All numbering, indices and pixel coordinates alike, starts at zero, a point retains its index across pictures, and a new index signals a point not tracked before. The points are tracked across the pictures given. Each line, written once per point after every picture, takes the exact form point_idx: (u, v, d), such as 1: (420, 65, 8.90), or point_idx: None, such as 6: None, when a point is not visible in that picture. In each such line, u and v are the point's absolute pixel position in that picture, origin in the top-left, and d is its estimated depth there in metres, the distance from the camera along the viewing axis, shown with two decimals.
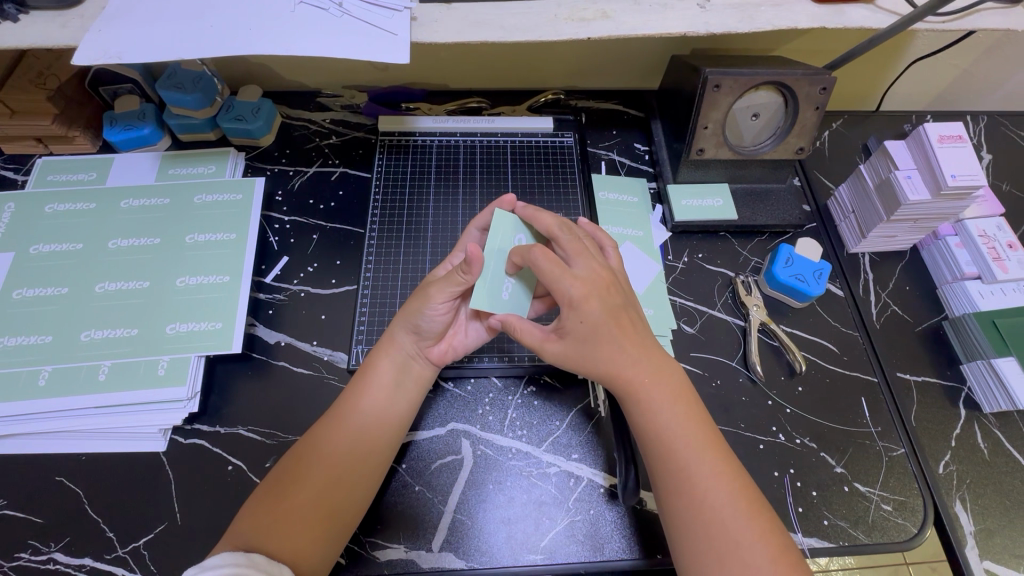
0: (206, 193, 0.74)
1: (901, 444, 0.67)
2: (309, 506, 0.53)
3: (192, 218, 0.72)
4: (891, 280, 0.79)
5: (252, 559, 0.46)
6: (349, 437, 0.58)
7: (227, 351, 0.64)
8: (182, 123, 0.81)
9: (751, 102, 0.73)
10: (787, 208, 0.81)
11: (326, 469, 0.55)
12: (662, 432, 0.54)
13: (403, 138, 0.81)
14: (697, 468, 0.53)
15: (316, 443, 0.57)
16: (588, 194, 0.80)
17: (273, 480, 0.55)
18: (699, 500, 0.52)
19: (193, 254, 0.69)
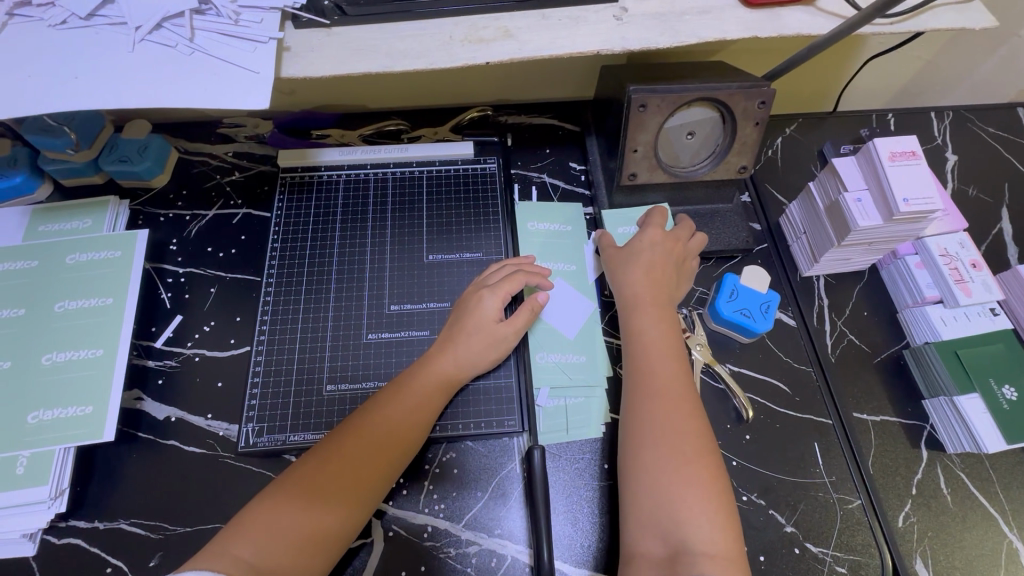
0: (80, 251, 0.66)
1: (857, 495, 0.61)
2: (326, 519, 0.49)
3: (63, 282, 0.64)
4: (848, 305, 0.72)
5: None
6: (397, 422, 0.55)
7: (97, 441, 0.57)
8: (59, 168, 0.72)
9: (685, 120, 0.65)
10: (734, 230, 0.74)
11: (366, 451, 0.53)
12: (664, 394, 0.56)
13: (306, 173, 0.73)
14: (678, 436, 0.53)
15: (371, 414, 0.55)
16: (515, 226, 0.72)
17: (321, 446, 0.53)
18: (677, 483, 0.51)
19: (63, 326, 0.62)
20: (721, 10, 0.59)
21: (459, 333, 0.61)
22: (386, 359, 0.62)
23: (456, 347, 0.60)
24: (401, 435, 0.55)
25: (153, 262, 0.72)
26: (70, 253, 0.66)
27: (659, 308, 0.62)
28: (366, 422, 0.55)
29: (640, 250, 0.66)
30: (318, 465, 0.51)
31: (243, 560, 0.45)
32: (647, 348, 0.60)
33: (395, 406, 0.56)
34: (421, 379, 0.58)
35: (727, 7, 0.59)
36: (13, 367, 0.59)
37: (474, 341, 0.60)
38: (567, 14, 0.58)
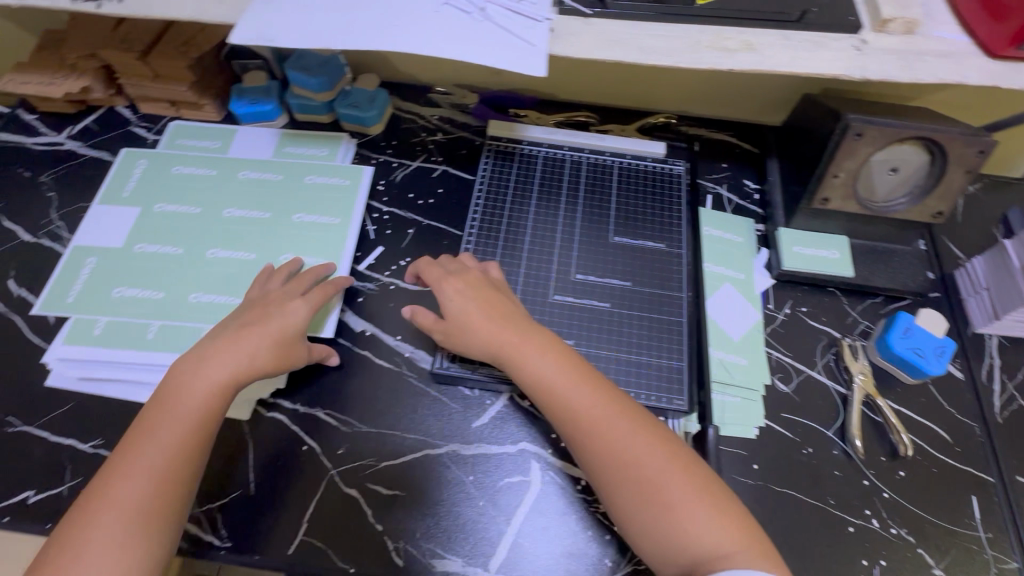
0: (317, 175, 0.78)
1: (1014, 558, 0.60)
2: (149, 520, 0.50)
3: (300, 198, 0.75)
4: (1020, 370, 0.71)
5: None
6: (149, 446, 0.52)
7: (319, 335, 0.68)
8: (301, 103, 0.83)
9: (891, 156, 0.67)
10: (909, 273, 0.75)
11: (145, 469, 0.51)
12: (598, 429, 0.55)
13: (510, 144, 0.80)
14: (623, 460, 0.54)
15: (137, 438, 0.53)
16: (694, 226, 0.77)
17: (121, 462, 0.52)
18: (649, 502, 0.52)
19: (298, 235, 0.73)
20: (963, 57, 0.61)
21: (243, 322, 0.61)
22: (568, 322, 0.68)
23: (267, 327, 0.60)
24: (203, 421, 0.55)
25: None
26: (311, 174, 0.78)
27: (548, 347, 0.60)
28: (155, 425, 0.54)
29: (473, 308, 0.62)
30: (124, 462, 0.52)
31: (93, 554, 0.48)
32: (557, 387, 0.57)
33: (167, 406, 0.55)
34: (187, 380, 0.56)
35: (969, 55, 0.61)
36: (259, 257, 0.71)
37: (252, 339, 0.59)
38: (808, 37, 0.62)
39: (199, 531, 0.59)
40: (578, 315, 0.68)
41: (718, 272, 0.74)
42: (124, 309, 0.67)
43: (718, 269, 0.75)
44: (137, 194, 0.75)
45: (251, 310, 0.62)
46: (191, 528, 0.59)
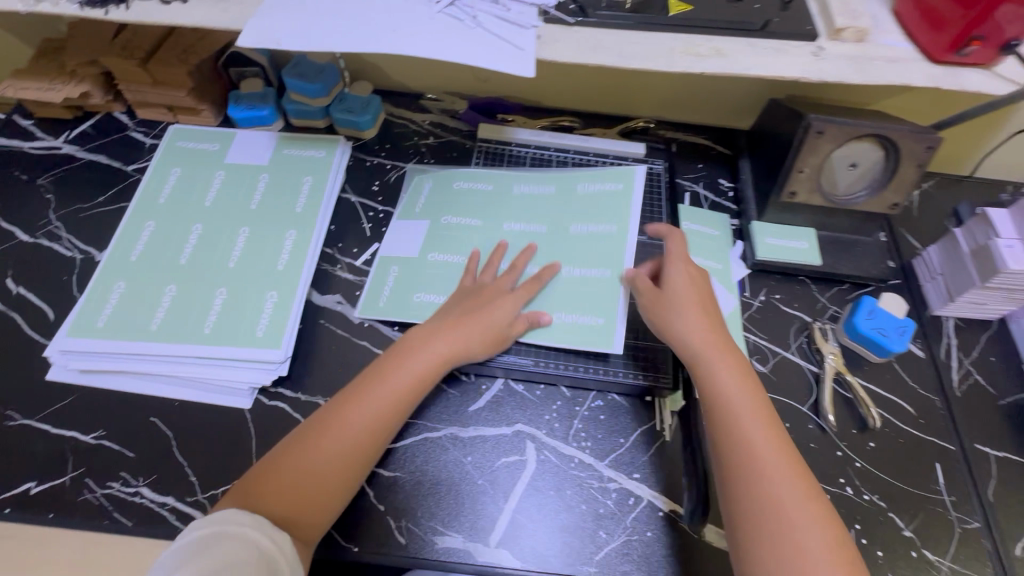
0: (526, 184, 0.82)
1: (976, 518, 0.65)
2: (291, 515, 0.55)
3: (289, 203, 0.76)
4: (975, 348, 0.77)
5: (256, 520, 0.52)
6: (331, 447, 0.58)
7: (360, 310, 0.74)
8: (298, 109, 0.87)
9: (850, 152, 0.73)
10: (871, 262, 0.80)
11: (297, 472, 0.56)
12: (760, 461, 0.56)
13: (499, 146, 0.86)
14: (779, 482, 0.55)
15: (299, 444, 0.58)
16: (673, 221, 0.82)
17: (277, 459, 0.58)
18: (772, 517, 0.53)
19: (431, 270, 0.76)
20: (908, 62, 0.67)
21: (468, 311, 0.68)
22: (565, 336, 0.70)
23: (467, 325, 0.66)
24: (392, 416, 0.61)
25: (359, 197, 0.85)
26: (298, 188, 0.78)
27: (730, 353, 0.64)
28: (348, 406, 0.60)
29: (689, 299, 0.67)
30: (311, 435, 0.59)
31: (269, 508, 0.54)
32: (706, 356, 0.63)
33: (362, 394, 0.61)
34: (387, 376, 0.62)
35: (914, 61, 0.67)
36: (252, 268, 0.70)
37: (450, 344, 0.65)
38: (771, 44, 0.68)
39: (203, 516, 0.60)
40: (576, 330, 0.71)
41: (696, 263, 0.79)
42: (124, 308, 0.67)
43: (697, 260, 0.80)
44: (139, 202, 0.75)
45: (465, 304, 0.69)
46: (195, 513, 0.60)
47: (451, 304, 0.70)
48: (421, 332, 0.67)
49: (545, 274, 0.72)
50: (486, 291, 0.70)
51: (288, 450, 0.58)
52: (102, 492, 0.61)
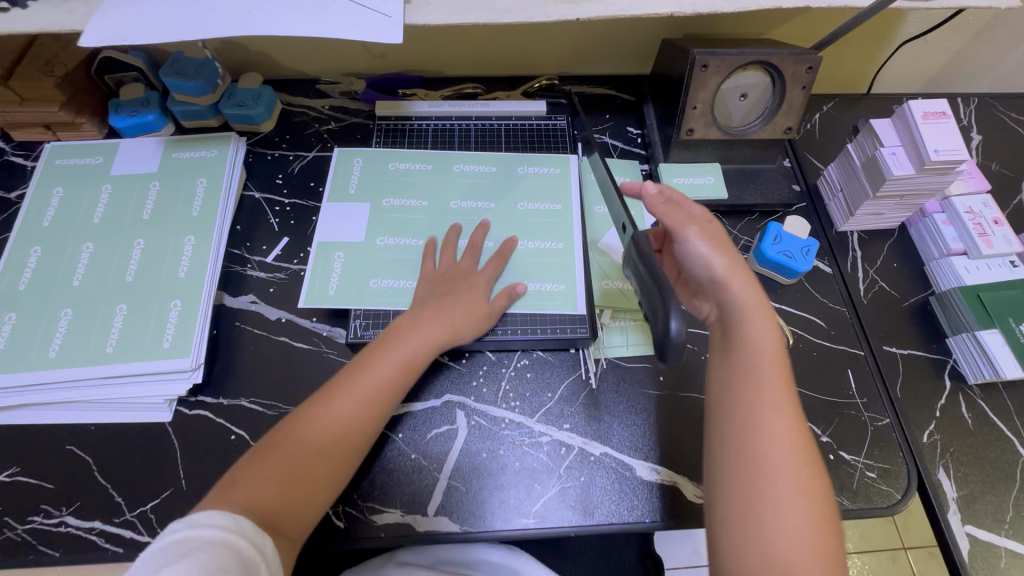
0: (465, 163, 0.82)
1: (886, 415, 0.69)
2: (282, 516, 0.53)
3: (185, 207, 0.74)
4: (878, 258, 0.80)
5: (241, 522, 0.49)
6: (317, 440, 0.57)
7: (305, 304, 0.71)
8: (185, 109, 0.83)
9: (739, 82, 0.74)
10: (776, 188, 0.83)
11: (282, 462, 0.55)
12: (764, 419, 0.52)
13: (400, 122, 0.86)
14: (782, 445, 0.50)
15: (290, 435, 0.57)
16: (582, 175, 0.82)
17: (262, 456, 0.55)
18: (764, 472, 0.49)
19: (385, 258, 0.75)
20: None
21: (442, 296, 0.68)
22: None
23: (442, 310, 0.66)
24: (374, 408, 0.60)
25: (263, 193, 0.82)
26: (192, 194, 0.75)
27: (745, 270, 0.59)
28: (330, 398, 0.59)
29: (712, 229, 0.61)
30: (293, 426, 0.57)
31: (239, 502, 0.52)
32: (718, 256, 0.59)
33: (352, 384, 0.61)
34: (368, 367, 0.62)
35: None
36: (153, 278, 0.68)
37: (435, 330, 0.65)
38: None
39: (133, 534, 0.59)
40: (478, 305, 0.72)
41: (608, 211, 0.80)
42: (22, 335, 0.64)
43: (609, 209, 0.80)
44: (26, 224, 0.71)
45: (440, 289, 0.69)
46: (124, 532, 0.59)
47: (423, 291, 0.69)
48: (401, 321, 0.66)
49: (507, 249, 0.73)
50: (453, 274, 0.70)
51: (280, 439, 0.56)
52: (23, 527, 0.59)
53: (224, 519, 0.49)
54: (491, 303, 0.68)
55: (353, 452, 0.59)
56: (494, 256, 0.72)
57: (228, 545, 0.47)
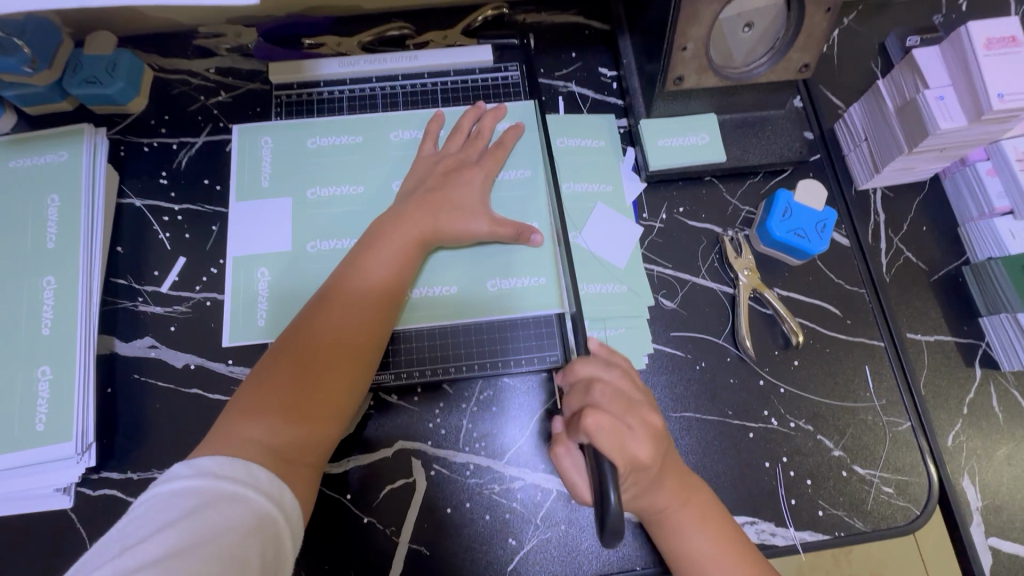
0: (398, 137, 0.66)
1: (907, 417, 0.60)
2: (317, 399, 0.48)
3: (36, 239, 0.58)
4: (906, 221, 0.66)
5: (252, 473, 0.42)
6: (346, 311, 0.52)
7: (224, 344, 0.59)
8: (21, 94, 0.62)
9: (743, 8, 0.56)
10: (786, 140, 0.66)
11: (312, 338, 0.50)
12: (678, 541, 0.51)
13: (304, 90, 0.67)
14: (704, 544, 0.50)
15: (319, 311, 0.52)
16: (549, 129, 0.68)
17: (292, 335, 0.50)
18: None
19: (313, 271, 0.60)
20: None
21: (432, 189, 0.59)
22: (420, 322, 0.60)
23: (431, 202, 0.58)
24: (374, 321, 0.53)
25: (144, 199, 0.64)
26: (41, 221, 0.58)
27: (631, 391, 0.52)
28: (328, 302, 0.52)
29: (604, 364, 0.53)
30: (285, 348, 0.49)
31: (248, 439, 0.44)
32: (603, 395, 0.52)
33: (374, 249, 0.55)
34: (348, 280, 0.53)
35: None
36: (11, 340, 0.55)
37: (447, 196, 0.59)
38: None
39: None
40: (431, 312, 0.60)
41: (576, 190, 0.65)
42: None
43: (576, 185, 0.65)
44: None
45: (429, 181, 0.60)
46: None
47: (403, 190, 0.60)
48: (383, 219, 0.58)
49: (510, 136, 0.64)
50: (449, 161, 0.61)
51: (310, 318, 0.51)
52: None
53: (216, 465, 0.41)
54: (490, 226, 0.59)
55: (380, 322, 0.53)
56: (494, 146, 0.63)
57: (239, 499, 0.40)
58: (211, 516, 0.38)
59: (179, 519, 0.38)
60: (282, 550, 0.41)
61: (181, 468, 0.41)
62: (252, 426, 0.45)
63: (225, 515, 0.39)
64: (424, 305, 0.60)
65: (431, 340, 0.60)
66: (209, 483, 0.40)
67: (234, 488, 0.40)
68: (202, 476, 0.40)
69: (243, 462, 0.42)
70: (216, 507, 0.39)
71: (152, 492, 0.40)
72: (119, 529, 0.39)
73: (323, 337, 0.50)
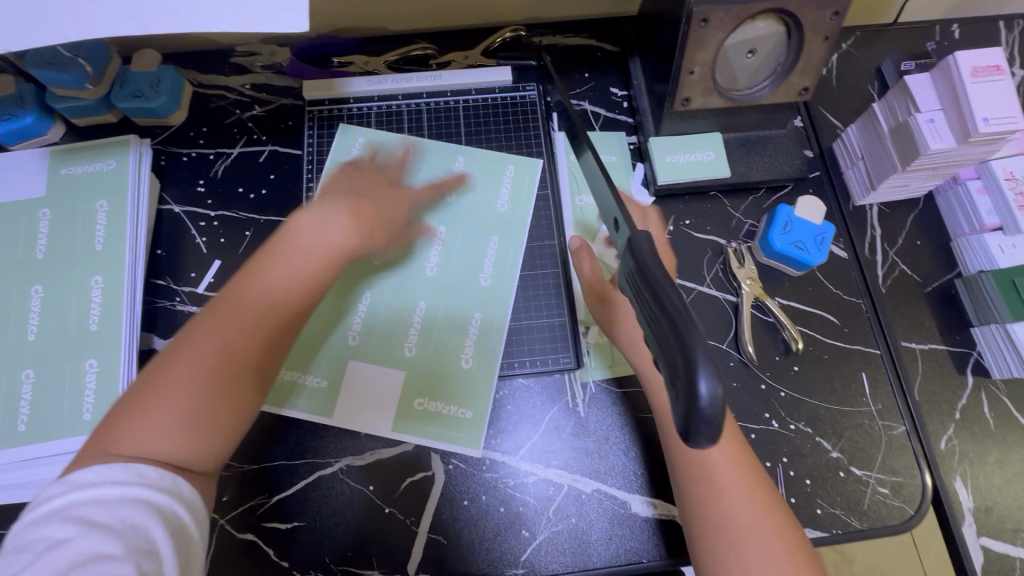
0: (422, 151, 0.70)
1: (902, 421, 0.63)
2: (222, 411, 0.47)
3: (85, 242, 0.62)
4: (901, 235, 0.70)
5: (145, 474, 0.42)
6: (220, 334, 0.48)
7: None
8: (72, 106, 0.67)
9: (747, 35, 0.60)
10: (787, 158, 0.70)
11: (206, 355, 0.47)
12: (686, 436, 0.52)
13: (334, 106, 0.72)
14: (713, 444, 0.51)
15: (190, 336, 0.48)
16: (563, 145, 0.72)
17: (177, 353, 0.47)
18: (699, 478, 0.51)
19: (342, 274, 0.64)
20: None
21: (426, 219, 0.64)
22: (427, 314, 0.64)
23: (449, 211, 0.64)
24: (263, 338, 0.50)
25: (183, 205, 0.69)
26: (90, 225, 0.63)
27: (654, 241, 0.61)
28: (214, 318, 0.49)
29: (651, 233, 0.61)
30: (168, 368, 0.46)
31: (147, 442, 0.43)
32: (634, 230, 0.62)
33: (258, 271, 0.52)
34: (244, 303, 0.50)
35: None
36: (61, 335, 0.59)
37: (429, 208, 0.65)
38: None
39: None
40: (425, 304, 0.64)
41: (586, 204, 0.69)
42: None
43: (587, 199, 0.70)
44: None
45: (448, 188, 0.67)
46: None
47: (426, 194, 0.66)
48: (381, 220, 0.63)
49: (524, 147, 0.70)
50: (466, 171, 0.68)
51: (190, 340, 0.48)
52: None
53: (119, 470, 0.41)
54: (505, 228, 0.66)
55: (260, 342, 0.50)
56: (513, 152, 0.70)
57: (157, 502, 0.41)
58: (132, 519, 0.40)
59: (105, 524, 0.39)
60: (192, 546, 0.42)
61: (88, 474, 0.41)
62: (143, 434, 0.44)
63: (141, 517, 0.40)
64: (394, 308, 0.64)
65: (438, 331, 0.63)
66: (116, 487, 0.41)
67: (149, 494, 0.41)
68: (115, 481, 0.41)
69: (137, 461, 0.42)
70: (137, 512, 0.40)
71: (61, 500, 0.40)
72: (21, 538, 0.39)
73: (201, 354, 0.47)
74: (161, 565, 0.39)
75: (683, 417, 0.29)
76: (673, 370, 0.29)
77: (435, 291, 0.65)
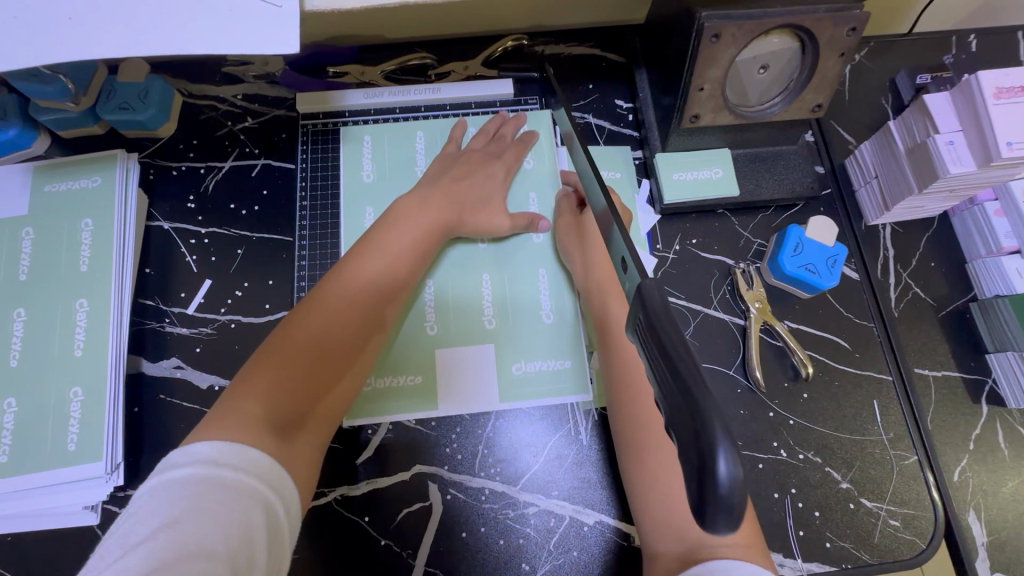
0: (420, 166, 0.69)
1: (914, 451, 0.61)
2: (326, 396, 0.50)
3: (70, 262, 0.60)
4: (914, 256, 0.67)
5: (251, 458, 0.42)
6: (326, 317, 0.51)
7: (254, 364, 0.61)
8: (56, 119, 0.64)
9: (759, 51, 0.58)
10: (797, 176, 0.68)
11: (317, 338, 0.50)
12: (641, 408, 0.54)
13: (329, 120, 0.70)
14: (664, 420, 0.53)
15: (295, 323, 0.50)
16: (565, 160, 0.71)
17: (282, 340, 0.49)
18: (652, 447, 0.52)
19: None
20: None
21: (456, 178, 0.64)
22: (462, 301, 0.64)
23: (454, 191, 0.63)
24: (367, 321, 0.53)
25: (172, 222, 0.66)
26: (76, 244, 0.60)
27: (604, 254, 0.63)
28: (315, 306, 0.52)
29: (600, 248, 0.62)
30: (281, 349, 0.49)
31: (251, 419, 0.44)
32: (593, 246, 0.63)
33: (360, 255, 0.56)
34: (347, 284, 0.53)
35: None
36: (45, 360, 0.57)
37: (472, 188, 0.64)
38: None
39: None
40: (466, 290, 0.64)
41: None
42: None
43: None
44: None
45: (453, 170, 0.65)
46: None
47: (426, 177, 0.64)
48: (408, 199, 0.61)
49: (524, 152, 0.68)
50: (471, 157, 0.66)
51: (297, 326, 0.50)
52: None
53: (214, 452, 0.41)
54: (509, 221, 0.64)
55: (366, 326, 0.53)
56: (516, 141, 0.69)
57: (243, 488, 0.40)
58: (212, 506, 0.38)
59: (181, 515, 0.37)
60: (279, 538, 0.41)
61: (180, 457, 0.41)
62: (250, 408, 0.45)
63: (222, 503, 0.38)
64: (464, 295, 0.64)
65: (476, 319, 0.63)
66: (205, 471, 0.40)
67: (234, 478, 0.40)
68: (203, 465, 0.40)
69: (242, 445, 0.42)
70: (220, 497, 0.39)
71: (152, 483, 0.39)
72: (113, 533, 0.38)
73: (316, 338, 0.50)
74: (245, 548, 0.38)
75: (697, 499, 0.26)
76: (684, 445, 0.27)
77: (495, 273, 0.65)
